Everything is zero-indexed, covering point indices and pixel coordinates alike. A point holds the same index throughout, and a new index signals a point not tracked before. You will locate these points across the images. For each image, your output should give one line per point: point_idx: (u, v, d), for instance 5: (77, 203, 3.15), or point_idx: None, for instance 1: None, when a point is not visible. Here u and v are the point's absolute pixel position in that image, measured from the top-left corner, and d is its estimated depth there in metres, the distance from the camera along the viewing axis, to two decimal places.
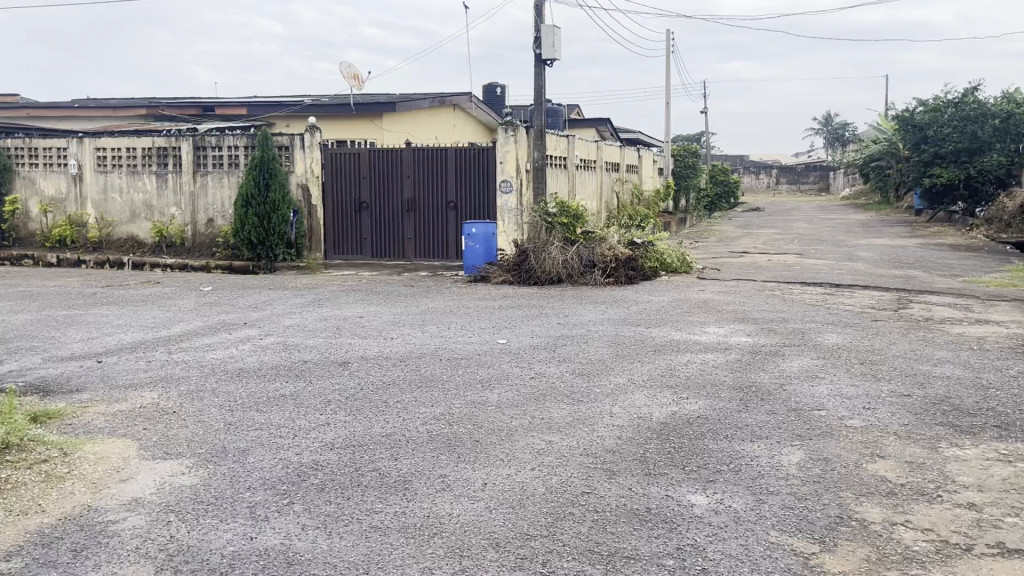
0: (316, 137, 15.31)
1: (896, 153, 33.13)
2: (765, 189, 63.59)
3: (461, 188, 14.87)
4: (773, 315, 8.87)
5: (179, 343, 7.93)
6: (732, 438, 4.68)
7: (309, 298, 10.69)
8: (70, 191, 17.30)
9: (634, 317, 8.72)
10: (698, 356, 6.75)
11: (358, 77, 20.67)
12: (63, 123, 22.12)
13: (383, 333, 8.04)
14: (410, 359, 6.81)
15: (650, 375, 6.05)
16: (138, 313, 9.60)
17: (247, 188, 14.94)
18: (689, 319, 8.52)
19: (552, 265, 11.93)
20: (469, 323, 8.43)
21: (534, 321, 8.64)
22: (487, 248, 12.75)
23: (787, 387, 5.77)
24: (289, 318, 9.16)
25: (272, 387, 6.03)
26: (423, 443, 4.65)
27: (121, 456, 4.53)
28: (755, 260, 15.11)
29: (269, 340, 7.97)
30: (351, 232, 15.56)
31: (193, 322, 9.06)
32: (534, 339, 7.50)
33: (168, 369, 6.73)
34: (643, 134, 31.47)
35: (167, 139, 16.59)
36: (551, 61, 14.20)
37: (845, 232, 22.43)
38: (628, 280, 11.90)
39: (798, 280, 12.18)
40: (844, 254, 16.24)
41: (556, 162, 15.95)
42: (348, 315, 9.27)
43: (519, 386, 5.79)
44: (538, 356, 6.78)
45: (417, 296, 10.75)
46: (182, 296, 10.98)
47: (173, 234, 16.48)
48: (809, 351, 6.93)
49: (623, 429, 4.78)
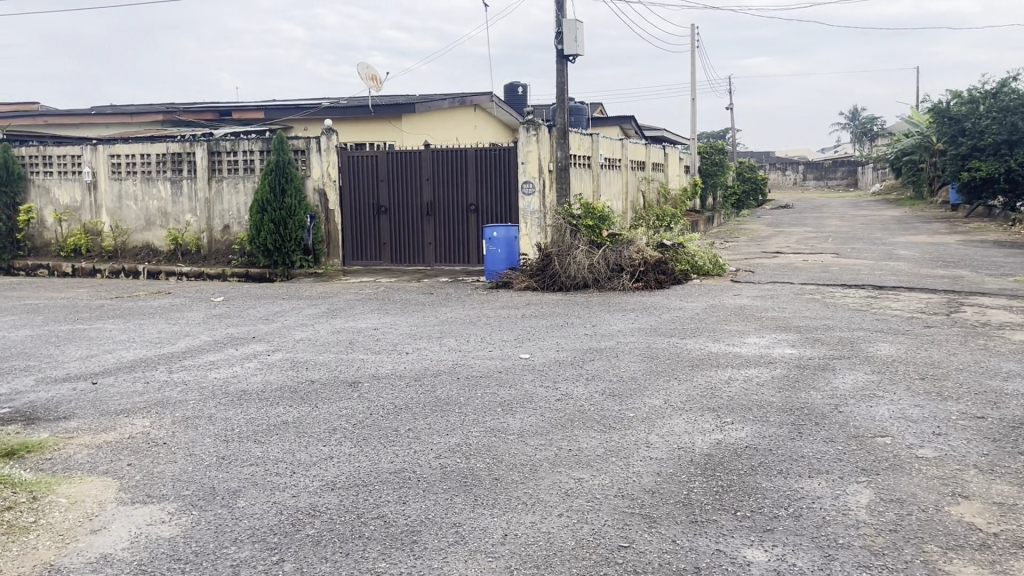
0: (332, 139, 14.85)
1: (930, 146, 32.16)
2: (791, 185, 62.50)
3: (482, 190, 14.33)
4: (817, 323, 8.23)
5: (182, 361, 7.46)
6: (787, 474, 4.10)
7: (322, 308, 10.21)
8: (85, 199, 17.01)
9: (666, 326, 8.12)
10: (739, 371, 6.14)
11: (377, 79, 20.23)
12: (81, 131, 21.90)
13: (397, 348, 7.52)
14: (425, 378, 6.26)
15: (688, 396, 5.46)
16: (145, 327, 9.17)
17: (263, 193, 14.52)
18: (726, 329, 7.90)
19: (577, 269, 11.36)
20: (490, 336, 7.88)
21: (559, 331, 8.08)
22: (509, 252, 12.18)
23: (842, 408, 5.17)
24: (300, 331, 8.66)
25: (275, 413, 5.52)
26: (435, 481, 4.11)
27: (97, 500, 4.08)
28: (790, 261, 14.42)
29: (277, 357, 7.48)
30: (370, 238, 15.09)
31: (200, 336, 8.60)
32: (559, 354, 6.94)
33: (166, 392, 6.25)
34: (669, 133, 30.77)
35: (182, 145, 16.21)
36: (574, 56, 13.64)
37: (881, 229, 21.60)
38: (658, 285, 11.31)
39: (838, 282, 11.49)
40: (883, 253, 15.51)
41: (579, 161, 15.36)
42: (362, 327, 8.76)
43: (544, 410, 5.23)
44: (564, 373, 6.22)
45: (436, 305, 10.23)
46: (191, 308, 10.54)
47: (188, 241, 16.08)
48: (862, 365, 6.30)
49: (663, 464, 4.23)
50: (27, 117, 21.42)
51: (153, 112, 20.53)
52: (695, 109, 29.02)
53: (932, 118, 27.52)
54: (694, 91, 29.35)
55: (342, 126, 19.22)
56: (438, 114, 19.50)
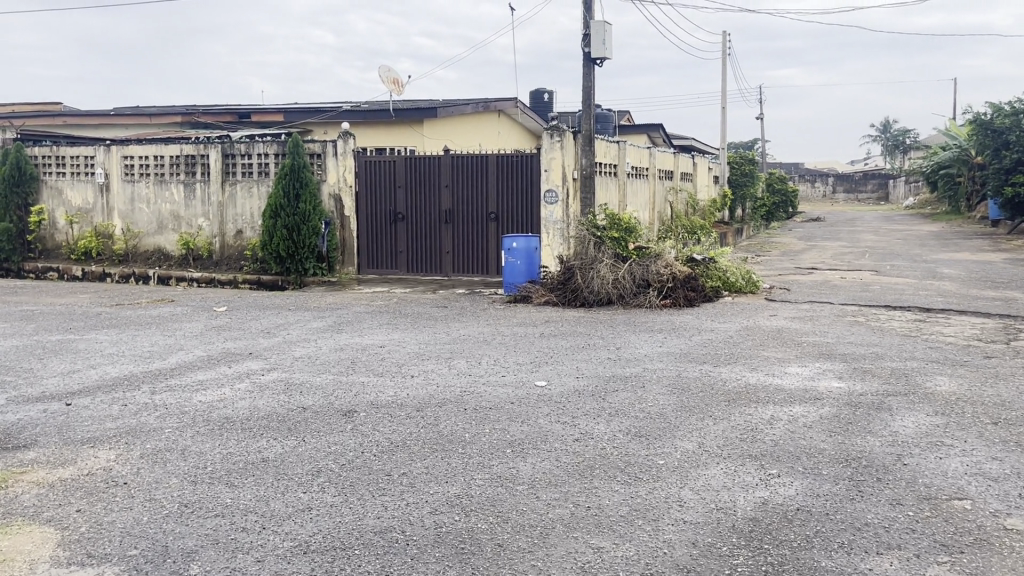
0: (349, 143, 14.29)
1: (969, 160, 31.16)
2: (820, 198, 61.39)
3: (502, 198, 13.69)
4: (864, 351, 7.48)
5: (169, 379, 6.86)
6: (850, 549, 3.39)
7: (328, 321, 9.60)
8: (97, 201, 16.59)
9: (697, 351, 7.41)
10: (783, 409, 5.42)
11: (398, 82, 19.69)
12: (100, 132, 21.56)
13: (402, 370, 6.88)
14: (428, 408, 5.60)
15: (726, 439, 4.77)
16: (138, 338, 8.61)
17: (276, 198, 13.99)
18: (764, 356, 7.19)
19: (600, 285, 10.69)
20: (504, 358, 7.22)
21: (579, 354, 7.39)
22: (530, 264, 11.52)
23: (906, 460, 4.43)
24: (300, 348, 8.04)
25: (256, 448, 4.89)
26: (426, 546, 3.46)
27: (28, 558, 3.46)
28: (827, 278, 13.63)
29: (271, 377, 6.86)
30: (386, 245, 14.49)
31: (194, 351, 8.02)
32: (579, 382, 6.26)
33: (141, 418, 5.64)
34: (699, 142, 30.00)
35: (195, 147, 15.74)
36: (601, 60, 12.99)
37: (920, 245, 20.66)
38: (687, 302, 10.60)
39: (882, 303, 10.71)
40: (925, 271, 14.67)
41: (605, 169, 14.68)
42: (368, 344, 8.13)
43: (560, 454, 4.56)
44: (584, 407, 5.53)
45: (449, 320, 9.58)
46: (191, 319, 9.96)
47: (199, 246, 15.63)
48: (922, 404, 5.55)
49: (699, 531, 3.54)
50: (45, 117, 21.11)
51: (171, 113, 20.10)
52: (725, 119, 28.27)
53: (975, 130, 26.51)
54: (724, 100, 28.60)
55: (362, 131, 18.75)
56: (461, 119, 18.90)
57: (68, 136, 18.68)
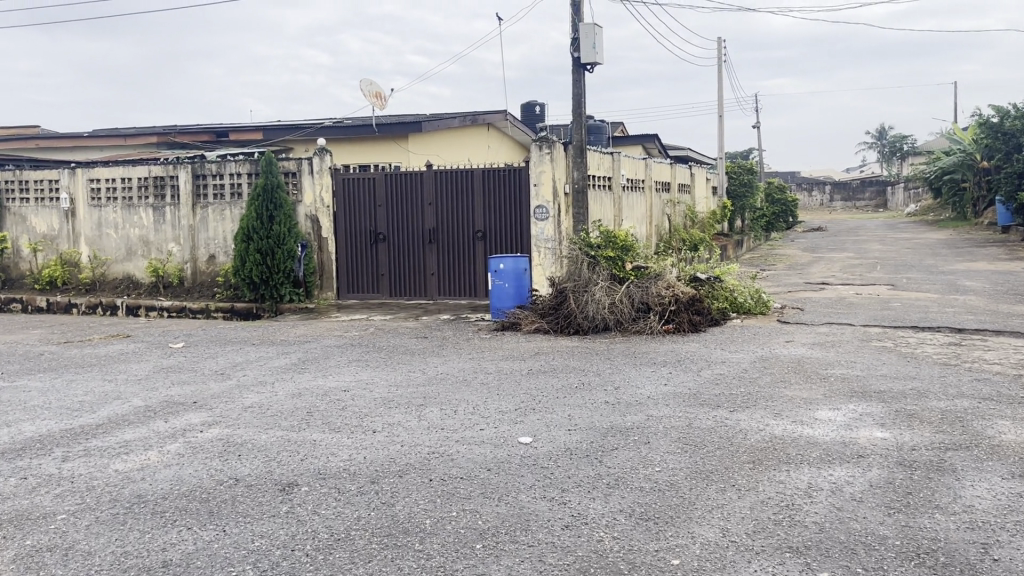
0: (325, 160, 13.32)
1: (974, 164, 30.41)
2: (818, 206, 60.67)
3: (490, 215, 12.71)
4: (903, 386, 6.45)
5: (91, 440, 5.80)
6: None
7: (293, 359, 8.55)
8: (61, 227, 15.57)
9: (710, 391, 6.38)
10: (822, 473, 4.40)
11: (381, 96, 18.77)
12: (72, 155, 20.57)
13: (364, 424, 5.83)
14: (387, 480, 4.57)
15: (756, 524, 3.76)
16: (72, 386, 7.55)
17: (248, 221, 12.98)
18: (789, 396, 6.15)
19: (596, 309, 9.67)
20: (484, 404, 6.19)
21: (573, 398, 6.34)
22: (518, 288, 10.54)
23: (995, 554, 3.41)
24: (254, 395, 7.00)
25: (161, 545, 3.85)
26: None
27: None
28: (841, 294, 12.63)
29: (211, 435, 5.82)
30: (366, 268, 13.48)
31: (131, 401, 6.96)
32: (572, 437, 5.23)
33: (36, 499, 4.60)
34: (696, 152, 29.13)
35: (164, 168, 14.73)
36: (591, 65, 12.02)
37: (933, 255, 19.63)
38: (692, 327, 9.59)
39: (908, 324, 9.69)
40: (946, 284, 13.67)
41: (599, 183, 13.70)
42: (331, 388, 7.09)
43: (545, 553, 3.52)
44: (577, 474, 4.50)
45: (427, 354, 8.55)
46: (142, 358, 8.92)
47: (169, 274, 14.61)
48: (993, 464, 4.50)
49: None
50: (15, 140, 20.15)
51: (146, 133, 19.13)
52: (722, 128, 27.40)
53: (982, 133, 25.77)
54: (722, 110, 27.76)
55: (343, 146, 17.89)
56: (448, 132, 17.95)
57: (32, 159, 17.67)
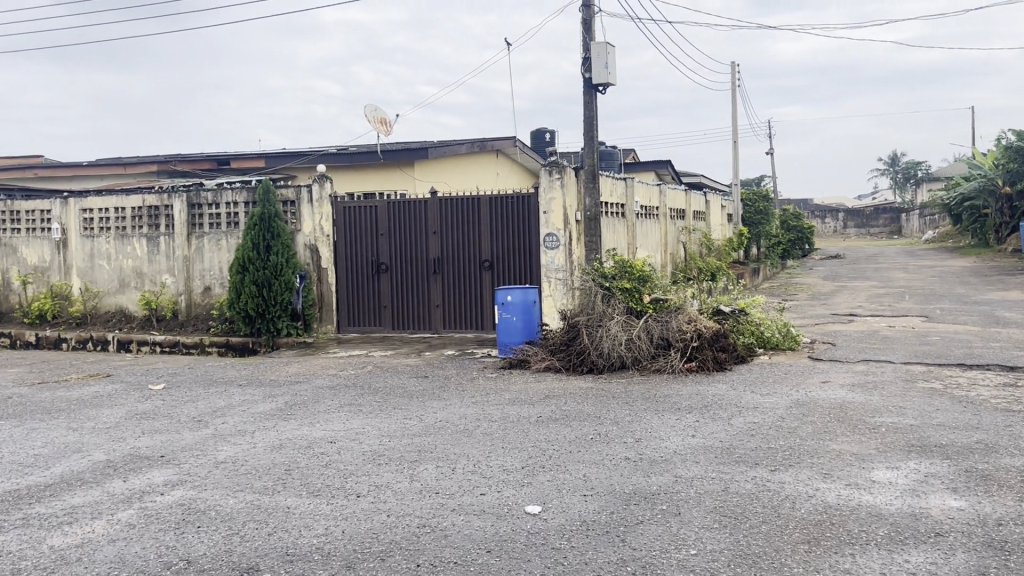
0: (326, 188, 12.65)
1: (996, 189, 29.71)
2: (832, 233, 59.91)
3: (497, 243, 11.99)
4: (966, 438, 5.63)
5: (34, 505, 5.04)
6: None
7: (280, 403, 7.79)
8: (53, 258, 14.94)
9: (745, 444, 5.58)
10: (894, 561, 3.58)
11: (386, 122, 18.22)
12: (70, 186, 20.02)
13: (349, 485, 5.05)
14: (365, 565, 3.78)
15: None
16: (34, 436, 6.82)
17: (244, 251, 12.29)
18: (837, 451, 5.33)
19: (611, 346, 8.90)
20: (486, 461, 5.41)
21: (588, 453, 5.56)
22: (527, 322, 9.79)
23: None
24: (230, 447, 6.24)
25: None
26: None
27: None
28: (872, 327, 11.82)
29: (173, 498, 5.05)
30: (368, 300, 12.75)
31: (92, 454, 6.21)
32: (589, 506, 4.43)
33: None
34: (710, 180, 28.49)
35: (158, 197, 14.11)
36: (603, 86, 11.36)
37: (961, 283, 18.84)
38: (716, 364, 8.79)
39: (953, 360, 8.87)
40: (982, 315, 12.86)
41: (612, 210, 13.01)
42: (316, 439, 6.31)
43: None
44: (593, 559, 3.70)
45: (427, 398, 7.78)
46: (116, 402, 8.17)
47: (163, 306, 13.91)
48: None
49: None
50: (13, 170, 19.63)
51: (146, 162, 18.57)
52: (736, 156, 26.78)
53: None
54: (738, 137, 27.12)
55: (346, 174, 17.27)
56: (456, 158, 17.36)
57: (26, 189, 17.09)
